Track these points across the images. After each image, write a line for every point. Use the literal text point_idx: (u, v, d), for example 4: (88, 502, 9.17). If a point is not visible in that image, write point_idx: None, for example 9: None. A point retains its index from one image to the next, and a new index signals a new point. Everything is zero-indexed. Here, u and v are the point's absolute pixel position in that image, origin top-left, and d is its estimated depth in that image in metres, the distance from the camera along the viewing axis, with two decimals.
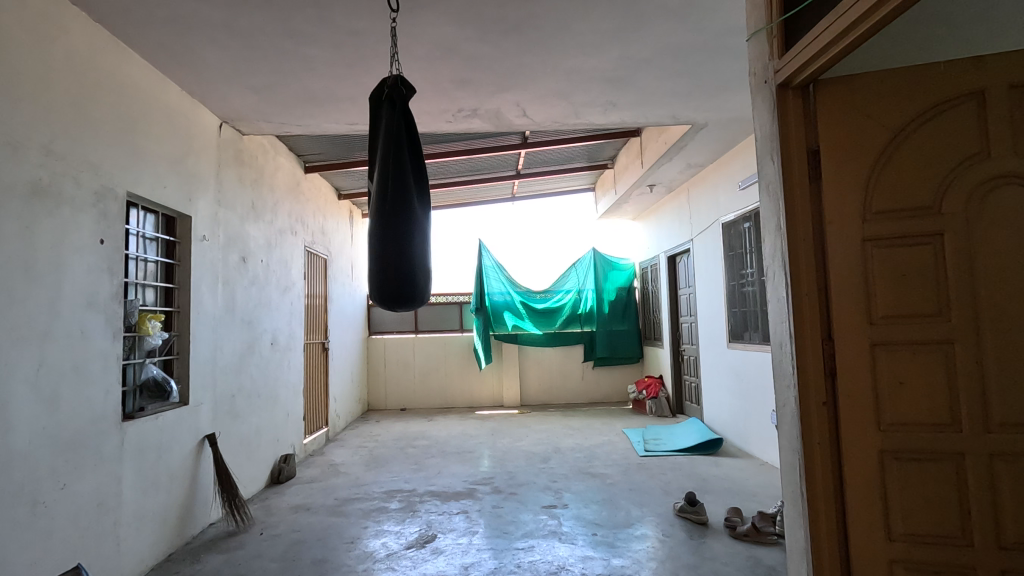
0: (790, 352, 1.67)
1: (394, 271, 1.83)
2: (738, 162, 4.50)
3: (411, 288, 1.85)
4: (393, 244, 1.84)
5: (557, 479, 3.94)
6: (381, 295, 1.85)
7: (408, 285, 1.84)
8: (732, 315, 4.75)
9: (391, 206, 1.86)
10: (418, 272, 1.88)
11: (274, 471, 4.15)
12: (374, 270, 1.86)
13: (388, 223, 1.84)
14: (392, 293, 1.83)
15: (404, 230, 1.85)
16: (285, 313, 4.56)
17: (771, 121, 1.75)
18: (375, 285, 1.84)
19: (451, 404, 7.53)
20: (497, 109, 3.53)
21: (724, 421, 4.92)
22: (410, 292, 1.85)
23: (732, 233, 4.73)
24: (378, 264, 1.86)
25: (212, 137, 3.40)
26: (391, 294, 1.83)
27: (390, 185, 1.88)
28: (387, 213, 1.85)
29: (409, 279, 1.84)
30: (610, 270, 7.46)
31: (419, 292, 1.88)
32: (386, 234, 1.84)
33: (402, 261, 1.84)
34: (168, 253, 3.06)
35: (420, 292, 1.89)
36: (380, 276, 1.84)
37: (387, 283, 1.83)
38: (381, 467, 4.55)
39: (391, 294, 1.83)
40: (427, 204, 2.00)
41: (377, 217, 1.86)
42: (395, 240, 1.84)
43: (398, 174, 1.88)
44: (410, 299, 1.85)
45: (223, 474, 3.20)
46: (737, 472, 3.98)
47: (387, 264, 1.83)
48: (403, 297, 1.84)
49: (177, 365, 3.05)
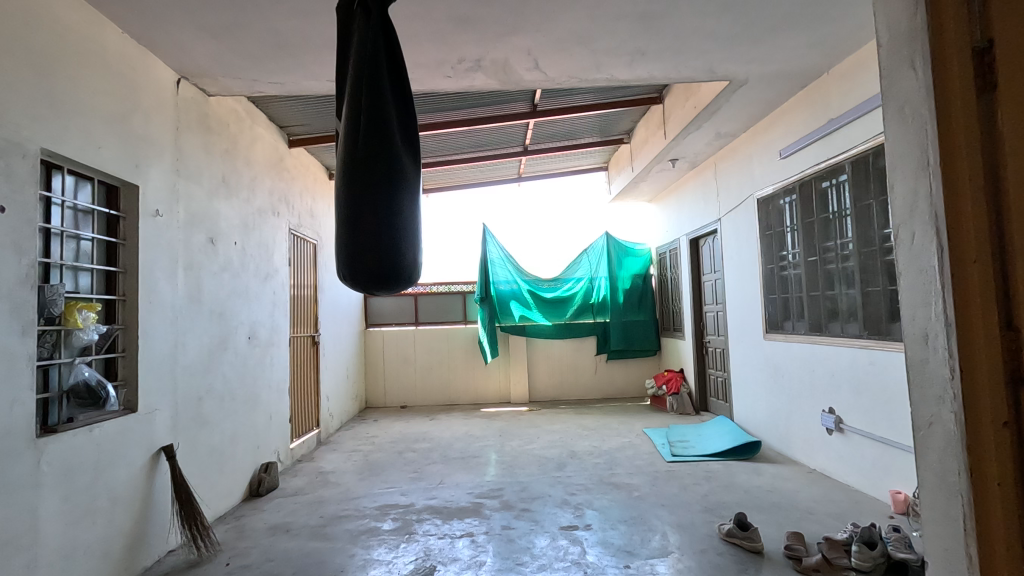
0: (944, 349, 1.11)
1: (369, 241, 1.32)
2: (778, 127, 3.95)
3: (394, 267, 1.33)
4: (369, 201, 1.32)
5: (576, 491, 3.44)
6: (355, 276, 1.33)
7: (389, 261, 1.32)
8: (769, 303, 4.22)
9: (365, 152, 1.33)
10: (404, 244, 1.35)
11: (254, 483, 3.66)
12: (341, 242, 1.34)
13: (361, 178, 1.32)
14: (365, 273, 1.32)
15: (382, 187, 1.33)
16: (267, 304, 4.06)
17: (908, 9, 1.19)
18: (345, 264, 1.32)
19: (455, 400, 7.03)
20: (504, 60, 2.99)
21: (759, 421, 4.39)
22: (392, 272, 1.34)
23: (770, 209, 4.17)
24: (349, 234, 1.33)
25: (167, 94, 2.88)
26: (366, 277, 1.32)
27: (362, 124, 1.35)
28: (359, 163, 1.33)
29: (391, 254, 1.32)
30: (625, 256, 6.93)
31: (404, 272, 1.35)
32: (359, 191, 1.32)
33: (380, 229, 1.32)
34: (110, 231, 2.54)
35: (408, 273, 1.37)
36: (349, 249, 1.33)
37: (359, 258, 1.32)
38: (376, 476, 4.05)
39: (364, 274, 1.32)
40: (418, 151, 1.46)
41: (346, 168, 1.34)
42: (370, 199, 1.32)
43: (375, 106, 1.35)
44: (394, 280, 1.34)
45: (183, 492, 2.70)
46: (783, 483, 3.46)
47: (360, 234, 1.32)
48: (382, 279, 1.32)
49: (122, 364, 2.54)
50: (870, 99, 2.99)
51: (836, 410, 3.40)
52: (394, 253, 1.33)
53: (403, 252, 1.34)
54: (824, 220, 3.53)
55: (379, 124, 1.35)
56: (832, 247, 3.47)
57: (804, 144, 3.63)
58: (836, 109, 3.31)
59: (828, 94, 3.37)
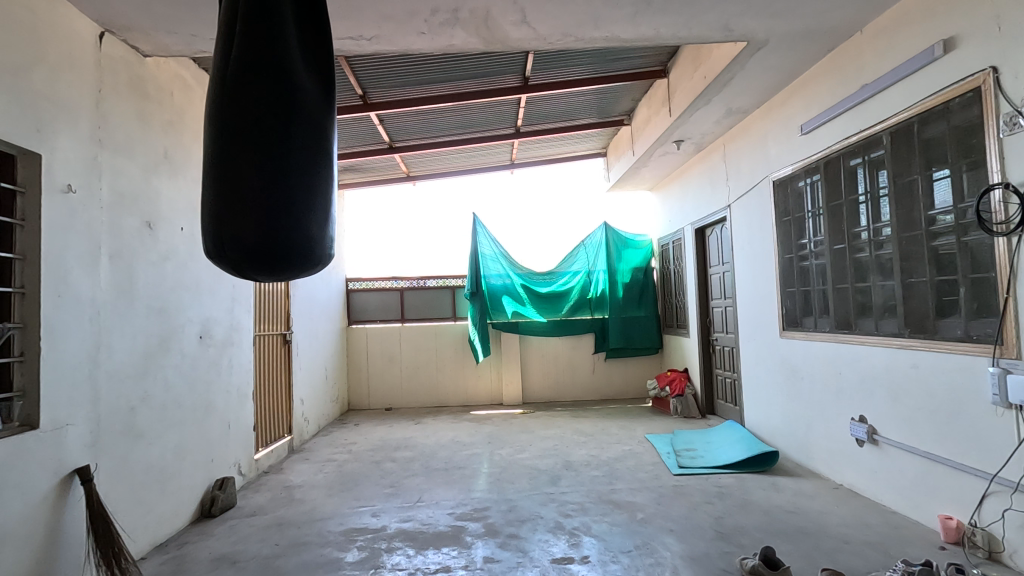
0: None
1: (246, 206, 0.99)
2: (799, 98, 3.50)
3: (284, 241, 1.00)
4: (242, 151, 0.99)
5: (571, 512, 3.01)
6: (228, 252, 1.01)
7: (274, 232, 0.99)
8: (786, 296, 3.78)
9: (244, 83, 1.00)
10: (299, 211, 1.02)
11: (205, 502, 3.22)
12: (206, 207, 1.02)
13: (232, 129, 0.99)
14: (237, 247, 0.99)
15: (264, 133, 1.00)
16: (224, 299, 3.62)
17: None
18: (214, 236, 1.00)
19: (443, 402, 6.60)
20: (486, 10, 2.54)
21: (774, 428, 3.96)
22: (279, 245, 1.00)
23: (788, 192, 3.74)
24: (220, 196, 1.00)
25: (86, 50, 2.43)
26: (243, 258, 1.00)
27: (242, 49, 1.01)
28: (231, 101, 1.00)
29: (275, 223, 0.99)
30: (624, 248, 6.50)
31: (301, 248, 1.02)
32: (230, 139, 1.00)
33: (262, 189, 0.99)
34: (4, 210, 2.10)
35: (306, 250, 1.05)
36: (215, 217, 1.00)
37: (228, 227, 0.99)
38: (348, 492, 3.62)
39: (238, 249, 0.99)
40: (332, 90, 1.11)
41: (216, 107, 1.01)
42: (246, 149, 0.99)
43: (261, 29, 1.02)
44: (281, 261, 1.02)
45: (100, 523, 2.26)
46: (807, 501, 3.03)
47: (235, 194, 0.99)
48: (264, 255, 1.00)
49: (19, 371, 2.10)
50: (915, 57, 2.55)
51: (868, 419, 2.98)
52: (276, 222, 1.00)
53: (295, 223, 1.01)
54: (854, 203, 3.09)
55: (265, 49, 1.01)
56: (863, 234, 3.02)
57: (829, 117, 3.19)
58: (870, 73, 2.87)
59: (862, 56, 2.93)
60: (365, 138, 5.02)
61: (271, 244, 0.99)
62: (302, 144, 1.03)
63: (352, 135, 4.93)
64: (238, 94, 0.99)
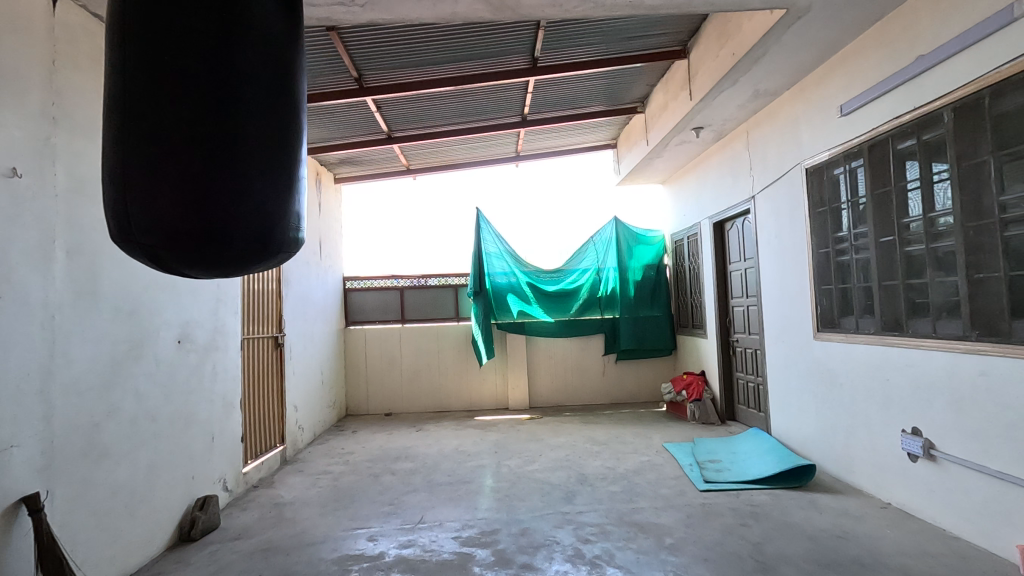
0: None
1: (171, 200, 1.04)
2: (838, 76, 3.18)
3: (215, 232, 1.05)
4: (171, 147, 1.05)
5: (590, 535, 2.70)
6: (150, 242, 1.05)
7: (202, 223, 1.04)
8: (821, 295, 3.47)
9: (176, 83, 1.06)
10: (228, 204, 1.06)
11: (185, 524, 2.91)
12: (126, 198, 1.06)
13: (168, 122, 1.05)
14: (158, 235, 1.04)
15: (206, 133, 1.06)
16: (208, 300, 3.31)
17: None
18: (138, 224, 1.05)
19: (446, 407, 6.28)
20: None
21: (806, 438, 3.65)
22: (209, 237, 1.05)
23: (823, 181, 3.41)
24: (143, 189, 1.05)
25: (39, 14, 2.12)
26: (166, 248, 1.05)
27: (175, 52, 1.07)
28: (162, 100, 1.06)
29: (202, 215, 1.04)
30: (636, 244, 6.19)
31: (231, 241, 1.07)
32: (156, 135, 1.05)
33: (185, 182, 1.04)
34: None
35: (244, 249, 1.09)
36: (138, 209, 1.05)
37: (150, 217, 1.04)
38: (343, 510, 3.31)
39: (160, 238, 1.04)
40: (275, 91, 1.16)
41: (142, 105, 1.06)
42: (173, 147, 1.05)
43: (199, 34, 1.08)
44: (207, 248, 1.06)
45: (53, 560, 1.95)
46: (854, 524, 2.71)
47: (161, 189, 1.04)
48: (188, 245, 1.05)
49: None
50: (986, 20, 2.23)
51: (923, 432, 2.66)
52: (205, 217, 1.05)
53: (225, 216, 1.06)
54: (904, 190, 2.77)
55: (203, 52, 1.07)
56: (915, 224, 2.70)
57: (875, 95, 2.87)
58: (927, 43, 2.55)
59: (917, 25, 2.61)
60: (363, 126, 4.72)
61: (197, 233, 1.04)
62: (236, 140, 1.08)
63: (348, 124, 4.63)
64: (172, 92, 1.06)
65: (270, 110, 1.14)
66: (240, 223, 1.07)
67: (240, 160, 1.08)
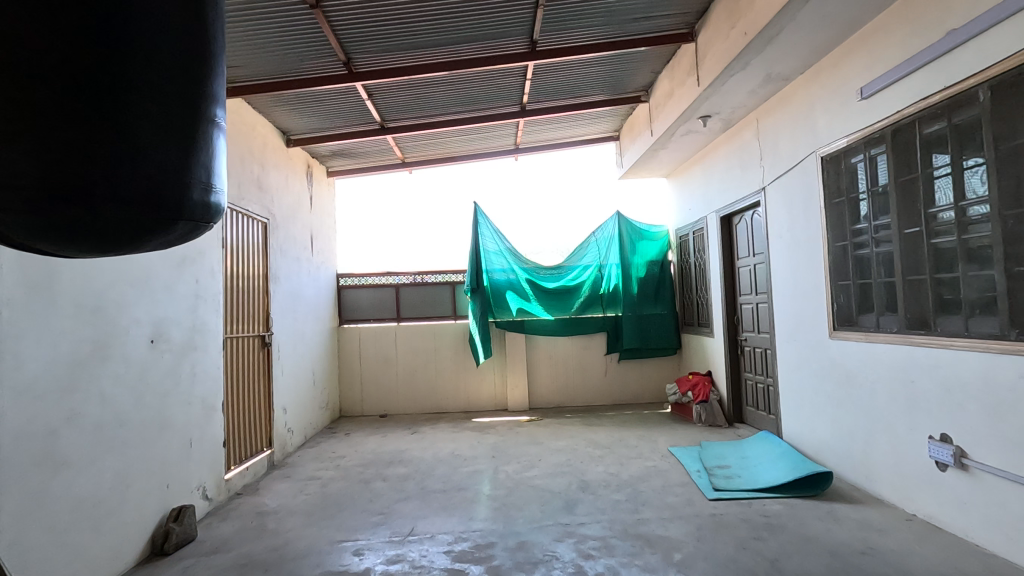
0: None
1: (50, 162, 0.97)
2: (857, 57, 2.97)
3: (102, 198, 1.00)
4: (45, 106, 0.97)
5: (592, 550, 2.51)
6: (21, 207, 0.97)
7: (88, 188, 0.99)
8: (837, 291, 3.26)
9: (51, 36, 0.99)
10: (118, 169, 1.02)
11: (158, 537, 2.72)
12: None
13: (48, 76, 0.98)
14: (34, 200, 0.97)
15: (100, 94, 1.01)
16: (185, 297, 3.11)
17: None
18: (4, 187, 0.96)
19: (443, 408, 6.08)
20: None
21: (821, 443, 3.44)
22: (94, 202, 1.00)
23: (840, 170, 3.21)
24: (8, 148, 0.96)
25: None
26: (46, 212, 0.98)
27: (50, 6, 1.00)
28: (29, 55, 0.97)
29: (87, 181, 0.99)
30: (639, 239, 5.98)
31: (121, 207, 1.03)
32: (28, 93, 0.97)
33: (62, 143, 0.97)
34: None
35: (135, 217, 1.05)
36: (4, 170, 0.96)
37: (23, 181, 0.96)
38: (330, 519, 3.11)
39: (39, 204, 0.97)
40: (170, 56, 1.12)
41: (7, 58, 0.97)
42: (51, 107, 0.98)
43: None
44: (94, 216, 1.01)
45: None
46: (878, 537, 2.51)
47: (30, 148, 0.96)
48: (71, 211, 0.99)
49: None
50: None
51: (953, 439, 2.45)
52: (89, 182, 0.99)
53: (114, 180, 1.01)
54: (931, 177, 2.56)
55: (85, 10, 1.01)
56: (945, 213, 2.50)
57: (901, 75, 2.66)
58: (959, 16, 2.34)
59: None
60: (355, 115, 4.53)
61: (84, 199, 0.99)
62: (124, 102, 1.03)
63: (338, 113, 4.43)
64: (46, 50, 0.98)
65: (168, 77, 1.11)
66: (135, 188, 1.03)
67: (140, 125, 1.04)
